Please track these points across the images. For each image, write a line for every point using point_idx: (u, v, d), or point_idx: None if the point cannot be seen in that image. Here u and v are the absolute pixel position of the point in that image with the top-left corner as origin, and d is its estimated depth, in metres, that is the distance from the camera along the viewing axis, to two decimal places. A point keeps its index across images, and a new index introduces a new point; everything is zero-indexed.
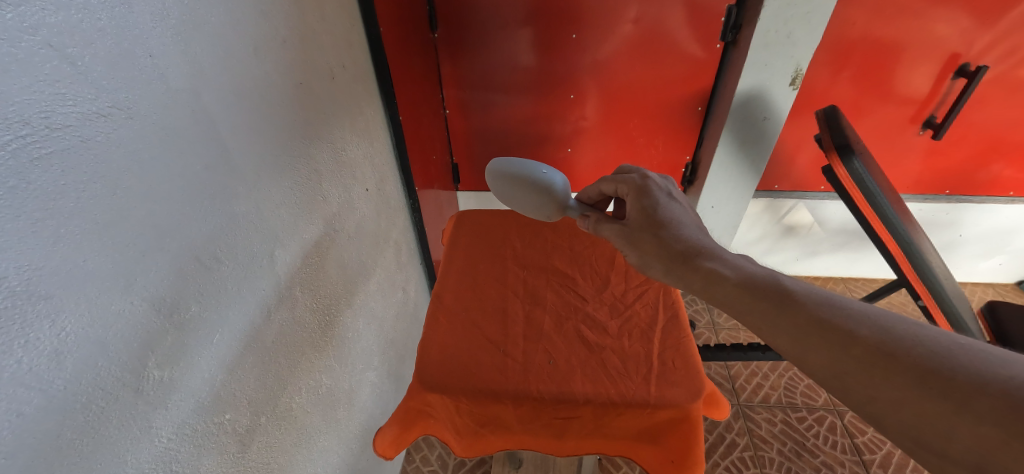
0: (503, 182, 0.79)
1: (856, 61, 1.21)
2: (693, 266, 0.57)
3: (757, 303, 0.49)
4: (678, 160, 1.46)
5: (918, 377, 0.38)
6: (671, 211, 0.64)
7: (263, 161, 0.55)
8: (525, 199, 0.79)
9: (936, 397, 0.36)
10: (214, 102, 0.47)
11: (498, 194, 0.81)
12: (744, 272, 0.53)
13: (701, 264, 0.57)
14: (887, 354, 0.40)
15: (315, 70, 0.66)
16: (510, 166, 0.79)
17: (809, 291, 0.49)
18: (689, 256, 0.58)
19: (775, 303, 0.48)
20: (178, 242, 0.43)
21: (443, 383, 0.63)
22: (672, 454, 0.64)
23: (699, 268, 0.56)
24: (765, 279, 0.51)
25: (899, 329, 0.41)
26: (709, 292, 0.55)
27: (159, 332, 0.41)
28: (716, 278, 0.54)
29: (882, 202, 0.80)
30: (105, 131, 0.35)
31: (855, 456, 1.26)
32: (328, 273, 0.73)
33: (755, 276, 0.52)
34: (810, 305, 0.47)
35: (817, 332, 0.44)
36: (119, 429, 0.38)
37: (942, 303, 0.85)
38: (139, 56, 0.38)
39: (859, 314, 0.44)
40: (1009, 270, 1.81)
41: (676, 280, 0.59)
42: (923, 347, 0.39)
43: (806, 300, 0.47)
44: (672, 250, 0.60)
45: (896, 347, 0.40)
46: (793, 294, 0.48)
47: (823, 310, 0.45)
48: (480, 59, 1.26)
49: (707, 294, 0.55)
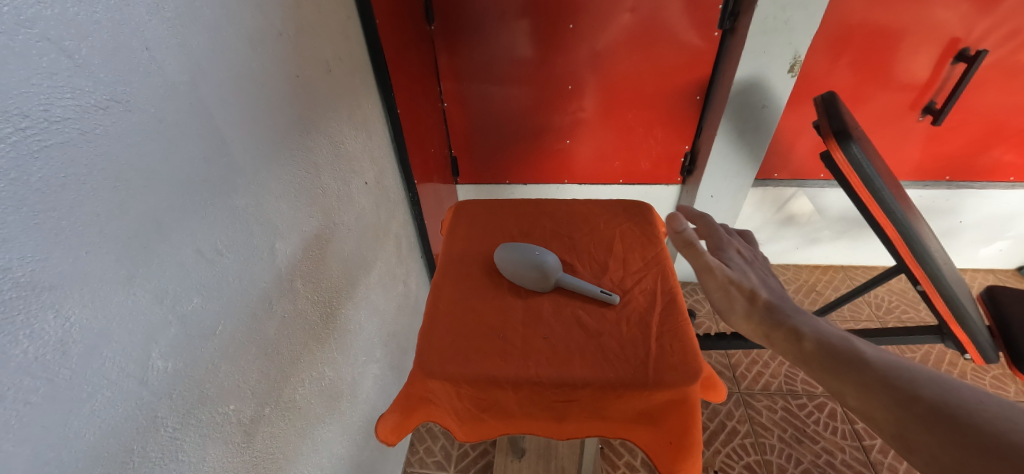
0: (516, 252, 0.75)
1: (855, 48, 1.20)
2: (772, 315, 0.57)
3: (830, 361, 0.49)
4: (677, 150, 1.46)
5: (975, 439, 0.36)
6: (752, 273, 0.64)
7: (262, 154, 0.55)
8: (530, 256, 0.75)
9: (992, 457, 0.35)
10: (212, 95, 0.47)
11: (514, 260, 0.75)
12: (822, 333, 0.52)
13: (783, 316, 0.56)
14: (951, 419, 0.39)
15: (310, 63, 0.66)
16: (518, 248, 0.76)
17: (884, 357, 0.48)
18: (768, 308, 0.58)
19: (848, 361, 0.48)
20: (179, 236, 0.43)
21: (442, 369, 0.63)
22: (671, 433, 0.64)
23: (780, 321, 0.56)
24: (839, 342, 0.51)
25: (969, 397, 0.40)
26: (785, 346, 0.54)
27: (162, 323, 0.42)
28: (795, 337, 0.53)
29: (880, 187, 0.79)
30: (104, 124, 0.35)
31: (856, 441, 1.26)
32: (328, 266, 0.73)
33: (832, 339, 0.51)
34: (880, 367, 0.46)
35: (882, 390, 0.44)
36: (124, 419, 0.38)
37: (940, 286, 0.84)
38: (136, 49, 0.38)
39: (930, 382, 0.43)
40: (1010, 255, 1.78)
41: (749, 327, 0.58)
42: (988, 414, 0.38)
43: (877, 364, 0.46)
44: (752, 298, 0.60)
45: (964, 413, 0.39)
46: (865, 356, 0.48)
47: (891, 370, 0.45)
48: (477, 51, 1.26)
49: (782, 345, 0.54)
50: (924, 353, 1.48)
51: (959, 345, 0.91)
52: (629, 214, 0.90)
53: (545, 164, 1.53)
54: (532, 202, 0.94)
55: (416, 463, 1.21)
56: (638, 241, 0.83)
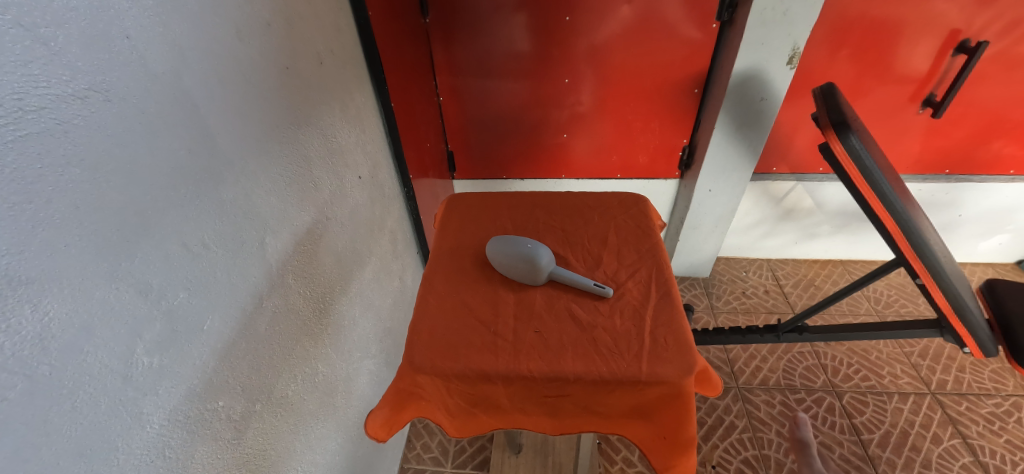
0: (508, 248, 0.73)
1: (854, 40, 1.19)
2: None
3: None
4: (675, 144, 1.44)
5: None
6: None
7: (250, 146, 0.54)
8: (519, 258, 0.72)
9: None
10: (197, 86, 0.46)
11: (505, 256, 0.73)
12: None
13: None
14: None
15: (301, 54, 0.65)
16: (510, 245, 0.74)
17: None
18: None
19: None
20: (163, 229, 0.42)
21: (431, 364, 0.62)
22: (665, 428, 0.64)
23: None
24: None
25: None
26: None
27: (147, 318, 0.41)
28: None
29: (879, 179, 0.78)
30: (82, 114, 0.34)
31: (854, 436, 1.26)
32: (321, 261, 0.73)
33: None
34: None
35: None
36: (107, 416, 0.38)
37: (939, 279, 0.83)
38: (116, 38, 0.37)
39: None
40: (1010, 249, 1.76)
41: None
42: None
43: None
44: None
45: None
46: None
47: None
48: (473, 44, 1.24)
49: None
50: (923, 347, 1.48)
51: (958, 339, 0.90)
52: (624, 206, 0.89)
53: (542, 159, 1.51)
54: (526, 195, 0.93)
55: (414, 459, 1.20)
56: (632, 233, 0.82)
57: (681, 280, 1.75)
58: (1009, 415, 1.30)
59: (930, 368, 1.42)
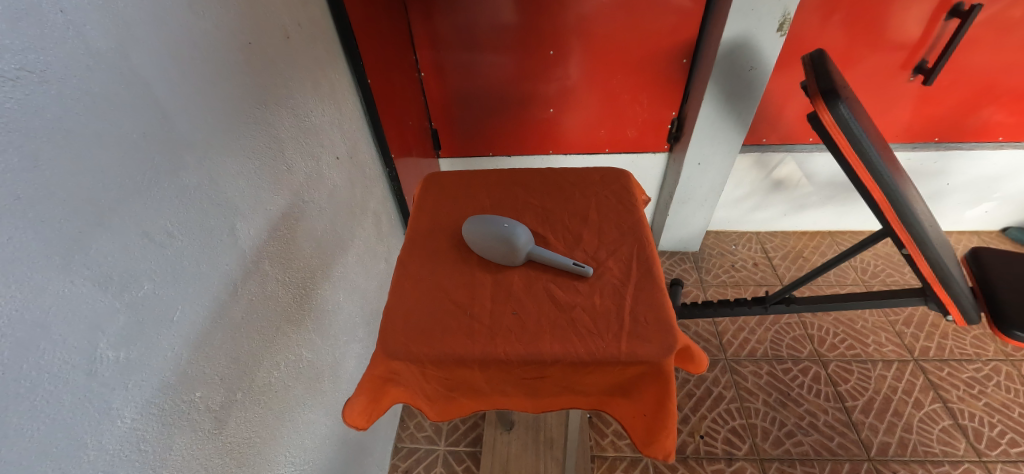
0: (485, 232, 0.71)
1: (846, 4, 1.16)
2: None
3: None
4: (663, 116, 1.42)
5: None
6: None
7: (213, 128, 0.52)
8: (493, 246, 0.70)
9: None
10: (148, 64, 0.43)
11: (480, 238, 0.71)
12: None
13: None
14: None
15: (263, 27, 0.61)
16: (488, 225, 0.71)
17: None
18: None
19: None
20: (122, 218, 0.40)
21: (406, 350, 0.61)
22: (647, 405, 0.65)
23: None
24: None
25: None
26: None
27: (110, 311, 0.39)
28: None
29: (867, 148, 0.77)
30: (16, 97, 0.32)
31: (838, 402, 1.29)
32: (300, 246, 0.71)
33: None
34: None
35: None
36: (72, 413, 0.36)
37: (925, 249, 0.82)
38: (47, 11, 0.34)
39: None
40: (995, 217, 1.77)
41: None
42: None
43: None
44: None
45: None
46: None
47: None
48: (454, 16, 1.20)
49: None
50: (907, 315, 1.50)
51: (942, 307, 0.90)
52: (605, 182, 0.87)
53: (529, 134, 1.48)
54: (506, 174, 0.90)
55: (407, 438, 1.22)
56: (613, 210, 0.81)
57: (671, 255, 1.75)
58: (989, 379, 1.33)
59: (914, 336, 1.44)
